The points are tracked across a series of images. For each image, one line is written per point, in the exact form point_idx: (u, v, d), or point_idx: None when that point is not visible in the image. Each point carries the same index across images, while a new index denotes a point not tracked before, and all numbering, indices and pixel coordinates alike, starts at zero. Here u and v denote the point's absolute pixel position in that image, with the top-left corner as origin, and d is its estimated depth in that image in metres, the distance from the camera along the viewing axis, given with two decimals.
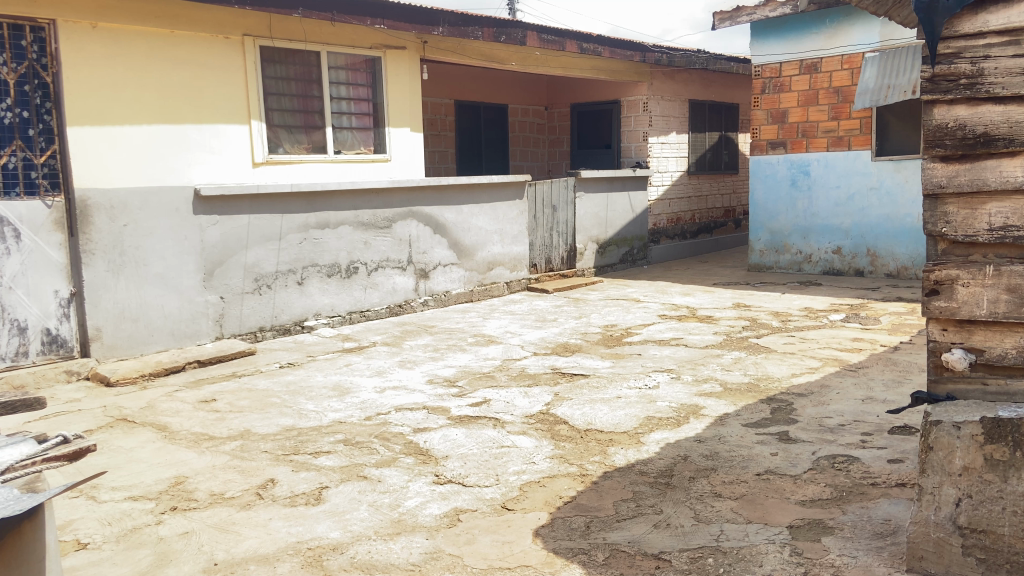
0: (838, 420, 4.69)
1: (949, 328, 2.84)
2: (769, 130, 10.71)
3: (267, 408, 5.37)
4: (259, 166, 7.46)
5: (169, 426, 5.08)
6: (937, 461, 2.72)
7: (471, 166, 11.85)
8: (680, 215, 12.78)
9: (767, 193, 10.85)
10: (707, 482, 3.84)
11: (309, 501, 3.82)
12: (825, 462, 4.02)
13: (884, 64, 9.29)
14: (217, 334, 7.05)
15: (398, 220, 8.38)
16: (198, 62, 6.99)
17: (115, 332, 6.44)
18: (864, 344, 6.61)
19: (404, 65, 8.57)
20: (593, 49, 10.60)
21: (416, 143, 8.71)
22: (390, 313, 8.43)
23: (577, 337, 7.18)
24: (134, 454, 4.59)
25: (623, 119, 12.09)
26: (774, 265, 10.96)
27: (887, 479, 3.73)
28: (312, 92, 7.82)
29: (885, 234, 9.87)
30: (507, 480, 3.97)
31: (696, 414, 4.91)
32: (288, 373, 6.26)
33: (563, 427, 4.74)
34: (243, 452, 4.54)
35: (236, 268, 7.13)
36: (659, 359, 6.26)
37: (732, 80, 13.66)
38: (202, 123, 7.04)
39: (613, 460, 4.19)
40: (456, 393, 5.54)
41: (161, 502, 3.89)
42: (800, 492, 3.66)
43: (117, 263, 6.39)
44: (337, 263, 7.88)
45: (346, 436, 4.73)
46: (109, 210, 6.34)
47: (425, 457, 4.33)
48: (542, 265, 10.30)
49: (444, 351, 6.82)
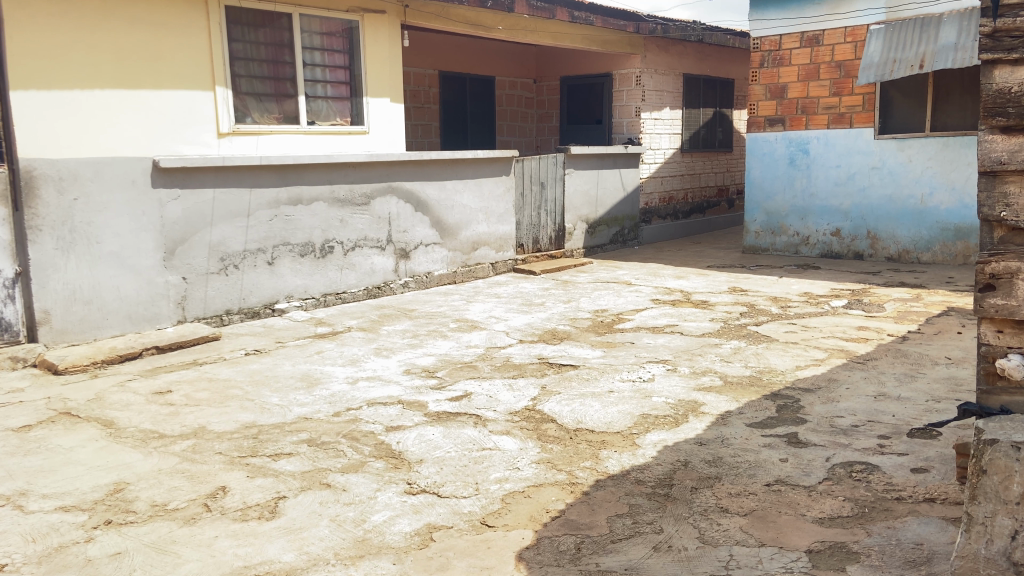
0: (851, 420, 4.29)
1: (1005, 330, 2.48)
2: (767, 106, 10.21)
3: (226, 401, 4.90)
4: (224, 137, 6.93)
5: (116, 422, 4.60)
6: (991, 487, 2.30)
7: (455, 140, 11.34)
8: (671, 195, 12.34)
9: (763, 171, 10.37)
10: (711, 494, 3.43)
11: (262, 515, 3.37)
12: (841, 470, 3.62)
13: (890, 36, 8.94)
14: (179, 318, 6.56)
15: (377, 196, 7.89)
16: (157, 21, 6.42)
17: (66, 315, 5.93)
18: (871, 333, 6.20)
19: (383, 30, 8.00)
20: (584, 17, 10.12)
21: (396, 114, 8.19)
22: (368, 295, 7.95)
23: (566, 323, 6.74)
24: (73, 455, 4.13)
25: (615, 93, 11.58)
26: (770, 247, 10.52)
27: (913, 494, 3.33)
28: (283, 57, 7.26)
29: (887, 216, 9.48)
30: (487, 490, 3.53)
31: (696, 412, 4.49)
32: (254, 361, 5.78)
33: (551, 427, 4.31)
34: (194, 454, 4.08)
35: (200, 247, 6.63)
36: (654, 349, 5.84)
37: (727, 53, 13.14)
38: (160, 89, 6.50)
39: (605, 466, 3.76)
40: (434, 386, 5.10)
41: (95, 515, 3.43)
42: (817, 508, 3.25)
43: (67, 241, 5.87)
44: (310, 242, 7.39)
45: (311, 436, 4.28)
46: (58, 181, 5.78)
47: (397, 461, 3.89)
48: (530, 246, 9.84)
49: (423, 338, 6.36)
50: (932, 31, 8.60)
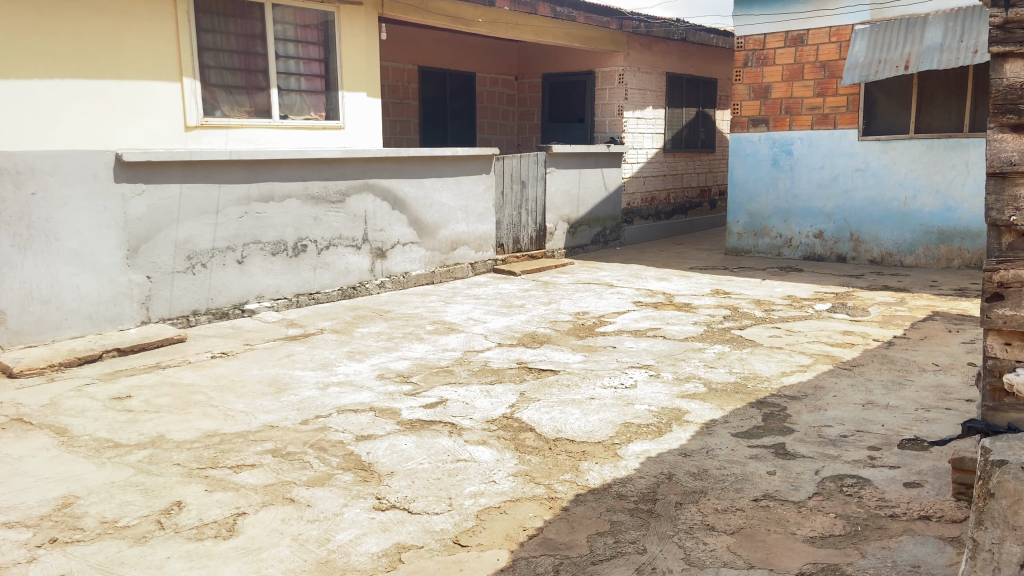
0: (839, 430, 4.14)
1: (1013, 343, 2.48)
2: (751, 106, 10.09)
3: (189, 408, 4.66)
4: (192, 130, 6.67)
5: (70, 429, 4.34)
6: (999, 512, 2.14)
7: (434, 137, 11.13)
8: (654, 195, 12.21)
9: (747, 172, 10.25)
10: (697, 510, 3.25)
11: (219, 533, 3.15)
12: (831, 485, 3.47)
13: (875, 37, 8.86)
14: (143, 318, 6.29)
15: (352, 193, 7.66)
16: (120, 9, 6.15)
17: (22, 315, 5.64)
18: (857, 338, 6.08)
19: (360, 24, 7.76)
20: (567, 13, 10.00)
21: (373, 110, 7.97)
22: (342, 295, 7.71)
23: (546, 326, 6.56)
24: (21, 466, 3.87)
25: (597, 91, 11.43)
26: (753, 249, 10.40)
27: (907, 511, 3.20)
28: (255, 48, 6.98)
29: (870, 218, 9.39)
30: (461, 506, 3.33)
31: (680, 421, 4.32)
32: (220, 365, 5.53)
33: (529, 436, 4.12)
34: (151, 466, 3.84)
35: (166, 244, 6.36)
36: (636, 353, 5.67)
37: (711, 53, 13.02)
38: (123, 79, 6.23)
39: (586, 480, 3.58)
40: (409, 392, 4.89)
41: (40, 532, 3.19)
42: (808, 526, 3.10)
43: (24, 237, 5.58)
44: (282, 240, 7.15)
45: (276, 446, 4.06)
46: (14, 175, 5.49)
47: (367, 474, 3.68)
48: (510, 245, 9.64)
49: (398, 340, 6.15)
50: (917, 31, 8.56)
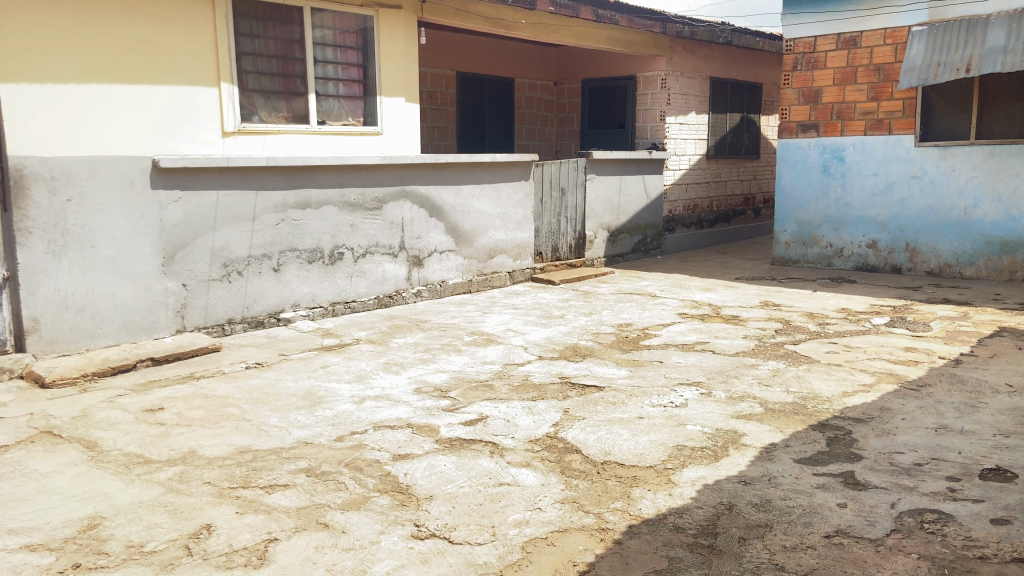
0: (913, 458, 3.83)
1: None
2: (800, 111, 9.74)
3: (221, 422, 4.50)
4: (229, 136, 6.57)
5: (100, 443, 4.21)
6: None
7: (472, 143, 10.96)
8: (696, 202, 11.89)
9: (795, 179, 9.90)
10: (763, 547, 2.98)
11: (250, 562, 2.96)
12: (911, 521, 3.17)
13: (934, 39, 8.46)
14: (177, 327, 6.18)
15: (389, 200, 7.51)
16: (158, 12, 6.06)
17: (56, 324, 5.56)
18: (920, 355, 5.72)
19: (399, 27, 7.60)
20: (610, 16, 9.74)
21: (412, 115, 7.81)
22: (378, 304, 7.55)
23: (588, 338, 6.32)
24: (49, 482, 3.74)
25: (638, 96, 11.17)
26: (801, 258, 10.05)
27: (998, 553, 2.89)
28: (293, 53, 6.86)
29: (927, 228, 8.97)
30: (505, 536, 3.10)
31: (736, 444, 4.04)
32: (254, 376, 5.38)
33: (575, 459, 3.88)
34: (181, 484, 3.68)
35: (202, 252, 6.25)
36: (685, 369, 5.40)
37: (756, 57, 12.69)
38: (161, 84, 6.15)
39: (638, 509, 3.32)
40: (447, 408, 4.68)
41: (63, 556, 3.03)
42: (889, 568, 2.81)
43: (58, 244, 5.51)
44: (319, 247, 7.01)
45: (310, 465, 3.87)
46: (50, 181, 5.45)
47: (405, 498, 3.47)
48: (548, 253, 9.42)
49: (436, 352, 5.95)
50: (979, 33, 8.18)
